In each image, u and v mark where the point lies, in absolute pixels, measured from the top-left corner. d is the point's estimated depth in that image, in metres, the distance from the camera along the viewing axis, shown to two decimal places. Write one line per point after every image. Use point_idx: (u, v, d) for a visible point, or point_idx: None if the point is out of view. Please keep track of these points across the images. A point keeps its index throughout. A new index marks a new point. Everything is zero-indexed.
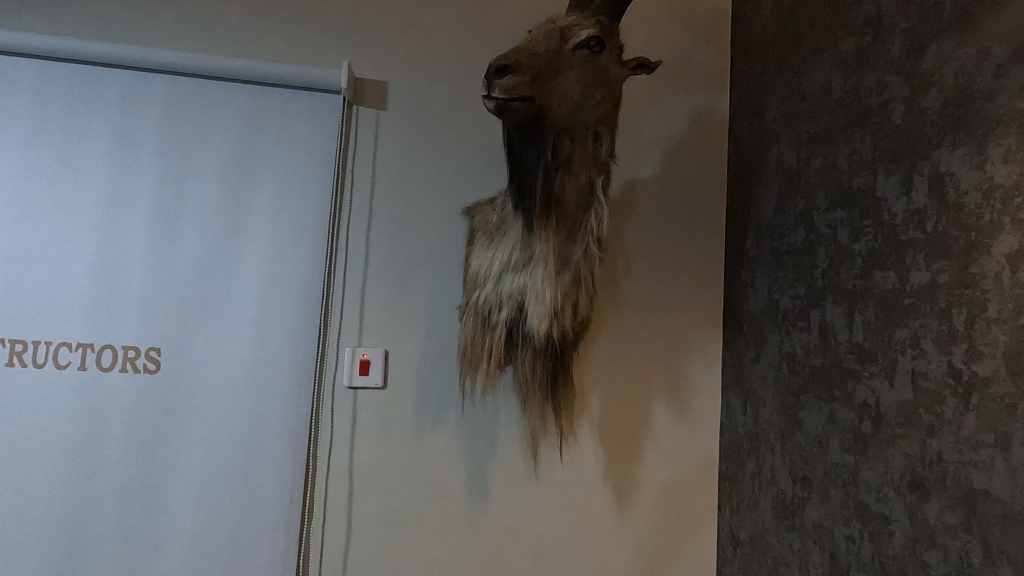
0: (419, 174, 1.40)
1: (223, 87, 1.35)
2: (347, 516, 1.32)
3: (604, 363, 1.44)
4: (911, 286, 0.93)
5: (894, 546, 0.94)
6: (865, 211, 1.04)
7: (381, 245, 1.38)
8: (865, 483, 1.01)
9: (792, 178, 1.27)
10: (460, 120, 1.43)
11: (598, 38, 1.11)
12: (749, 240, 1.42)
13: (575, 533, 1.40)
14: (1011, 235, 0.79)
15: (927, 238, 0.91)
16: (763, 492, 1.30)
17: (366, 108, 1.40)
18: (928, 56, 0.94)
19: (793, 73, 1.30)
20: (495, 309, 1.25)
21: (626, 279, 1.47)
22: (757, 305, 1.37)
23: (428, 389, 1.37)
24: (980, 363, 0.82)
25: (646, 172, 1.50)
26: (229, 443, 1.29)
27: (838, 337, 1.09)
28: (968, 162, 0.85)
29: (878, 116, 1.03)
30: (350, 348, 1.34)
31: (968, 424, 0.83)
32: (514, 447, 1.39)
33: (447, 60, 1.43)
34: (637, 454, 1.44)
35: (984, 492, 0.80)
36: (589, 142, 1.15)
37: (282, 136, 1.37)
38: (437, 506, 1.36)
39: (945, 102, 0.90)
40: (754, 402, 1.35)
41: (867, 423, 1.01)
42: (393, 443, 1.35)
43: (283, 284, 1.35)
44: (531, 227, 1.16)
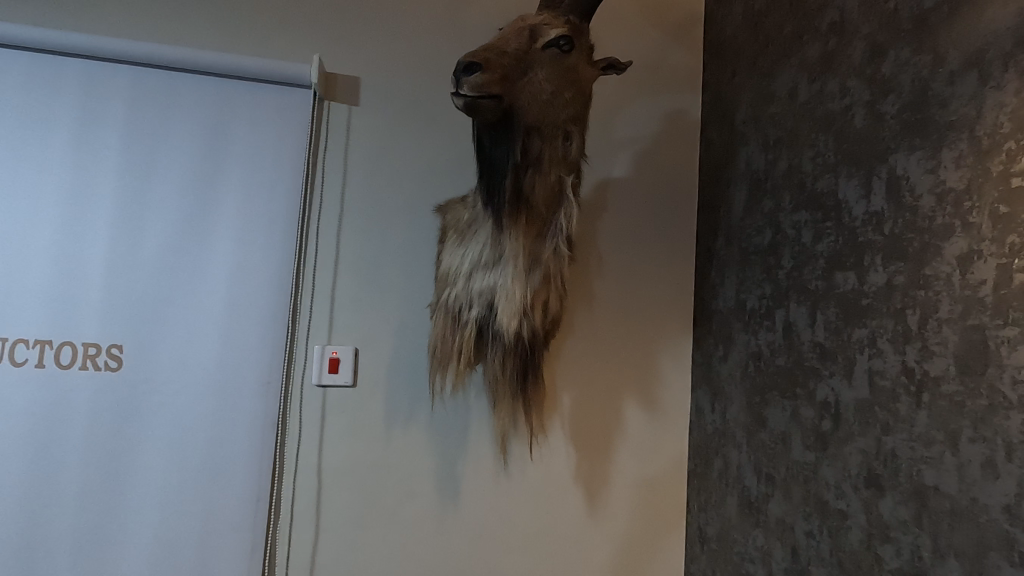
0: (391, 171, 1.39)
1: (191, 79, 1.33)
2: (315, 516, 1.31)
3: (575, 362, 1.45)
4: (869, 287, 0.96)
5: (850, 541, 0.96)
6: (827, 213, 1.06)
7: (352, 243, 1.37)
8: (825, 479, 1.03)
9: (759, 180, 1.29)
10: (432, 117, 1.42)
11: (567, 38, 1.12)
12: (719, 241, 1.44)
13: (545, 531, 1.41)
14: (962, 238, 0.81)
15: (885, 240, 0.93)
16: (729, 490, 1.32)
17: (338, 103, 1.38)
18: (888, 62, 0.96)
19: (761, 77, 1.32)
20: (465, 307, 1.24)
21: (598, 279, 1.48)
22: (726, 304, 1.39)
23: (399, 388, 1.36)
24: (932, 362, 0.84)
25: (618, 172, 1.51)
26: (194, 443, 1.27)
27: (802, 337, 1.11)
28: (923, 166, 0.88)
29: (841, 120, 1.05)
30: (319, 346, 1.33)
31: (920, 421, 0.85)
32: (485, 445, 1.39)
33: (420, 56, 1.42)
34: (607, 452, 1.45)
35: (934, 488, 0.82)
36: (559, 141, 1.15)
37: (250, 129, 1.34)
38: (407, 505, 1.35)
39: (903, 108, 0.92)
40: (721, 400, 1.37)
41: (827, 420, 1.03)
42: (362, 442, 1.34)
43: (251, 281, 1.33)
44: (500, 226, 1.16)
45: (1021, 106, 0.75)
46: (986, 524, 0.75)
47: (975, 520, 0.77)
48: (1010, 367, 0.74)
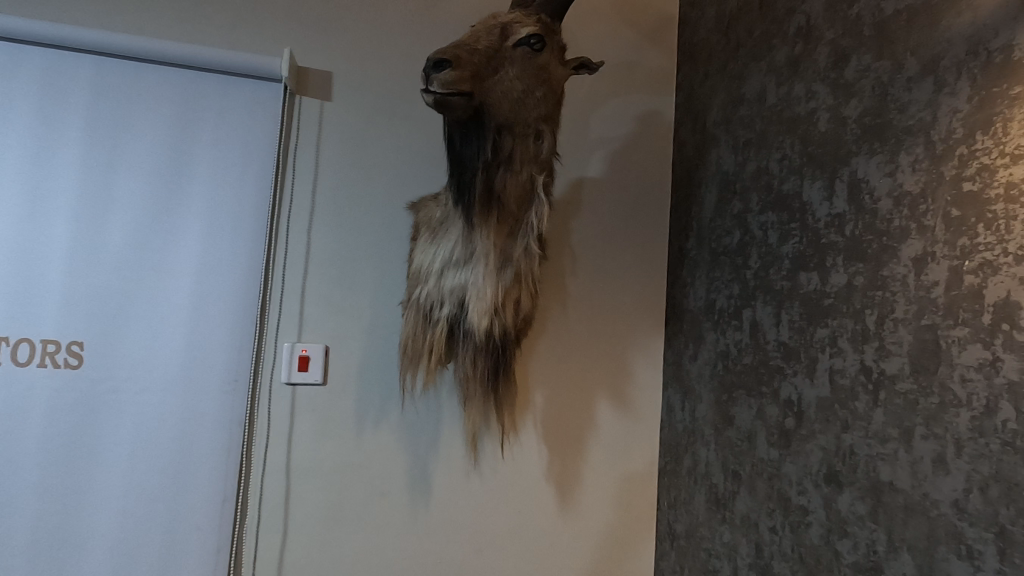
0: (363, 168, 1.38)
1: (158, 71, 1.30)
2: (283, 515, 1.29)
3: (547, 361, 1.45)
4: (831, 288, 0.97)
5: (811, 536, 0.98)
6: (792, 215, 1.08)
7: (323, 239, 1.35)
8: (788, 476, 1.04)
9: (729, 181, 1.30)
10: (405, 114, 1.41)
11: (539, 36, 1.12)
12: (690, 241, 1.46)
13: (517, 529, 1.41)
14: (917, 240, 0.83)
15: (846, 241, 0.95)
16: (697, 487, 1.33)
17: (309, 97, 1.36)
18: (850, 67, 0.98)
19: (731, 80, 1.34)
20: (437, 305, 1.24)
21: (571, 278, 1.48)
22: (696, 304, 1.40)
23: (369, 386, 1.35)
24: (888, 361, 0.86)
25: (592, 172, 1.51)
26: (158, 443, 1.24)
27: (767, 335, 1.13)
28: (882, 170, 0.90)
29: (806, 123, 1.07)
30: (289, 344, 1.31)
31: (877, 419, 0.87)
32: (457, 442, 1.39)
33: (394, 52, 1.41)
34: (579, 450, 1.46)
35: (889, 484, 0.84)
36: (530, 140, 1.15)
37: (219, 124, 1.32)
38: (378, 504, 1.34)
39: (864, 113, 0.94)
40: (691, 398, 1.39)
41: (791, 418, 1.05)
42: (332, 441, 1.33)
43: (219, 278, 1.30)
44: (471, 224, 1.16)
45: (972, 113, 0.77)
46: (937, 518, 0.77)
47: (926, 514, 0.79)
48: (960, 366, 0.76)
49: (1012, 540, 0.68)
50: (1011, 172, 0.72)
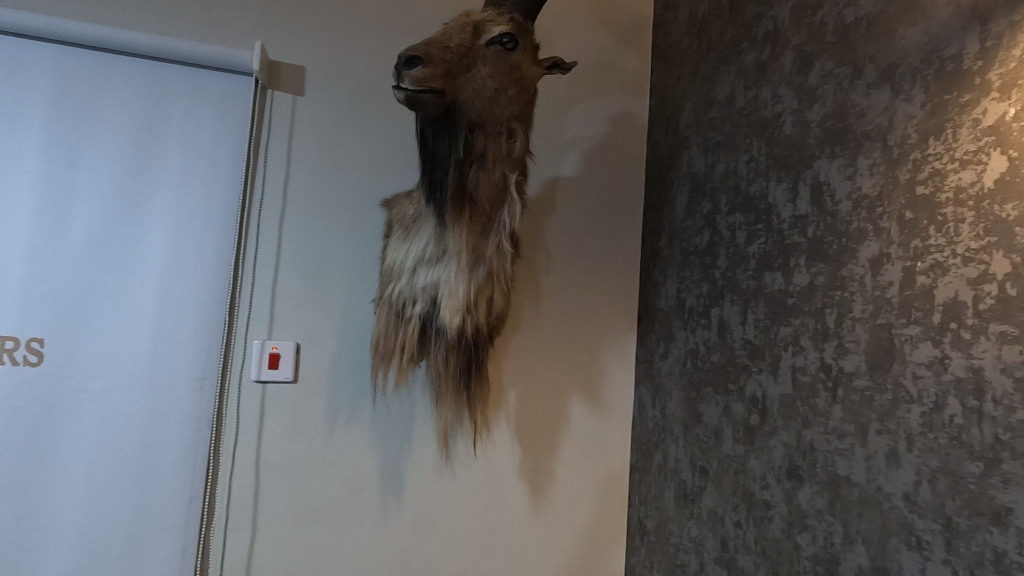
0: (336, 164, 1.37)
1: (124, 61, 1.27)
2: (252, 515, 1.28)
3: (521, 359, 1.46)
4: (794, 288, 1.00)
5: (773, 530, 1.00)
6: (759, 216, 1.11)
7: (294, 236, 1.34)
8: (752, 471, 1.07)
9: (699, 183, 1.33)
10: (380, 111, 1.40)
11: (511, 35, 1.12)
12: (662, 240, 1.48)
13: (490, 526, 1.42)
14: (874, 241, 0.86)
15: (808, 242, 0.98)
16: (667, 483, 1.35)
17: (281, 92, 1.34)
18: (814, 73, 1.00)
19: (702, 83, 1.36)
20: (409, 303, 1.24)
21: (545, 276, 1.49)
22: (667, 303, 1.42)
23: (342, 384, 1.34)
24: (847, 359, 0.88)
25: (567, 171, 1.52)
26: (122, 443, 1.22)
27: (734, 334, 1.15)
28: (842, 173, 0.92)
29: (772, 126, 1.09)
30: (259, 341, 1.30)
31: (835, 415, 0.90)
32: (429, 440, 1.39)
33: (368, 47, 1.40)
34: (552, 448, 1.47)
35: (846, 478, 0.87)
36: (502, 139, 1.16)
37: (188, 117, 1.30)
38: (349, 502, 1.33)
39: (826, 117, 0.96)
40: (662, 395, 1.41)
41: (755, 415, 1.07)
42: (302, 439, 1.31)
43: (187, 274, 1.28)
44: (444, 222, 1.16)
45: (925, 119, 0.80)
46: (889, 511, 0.80)
47: (879, 507, 0.81)
48: (912, 364, 0.78)
49: (957, 531, 0.71)
50: (960, 177, 0.75)
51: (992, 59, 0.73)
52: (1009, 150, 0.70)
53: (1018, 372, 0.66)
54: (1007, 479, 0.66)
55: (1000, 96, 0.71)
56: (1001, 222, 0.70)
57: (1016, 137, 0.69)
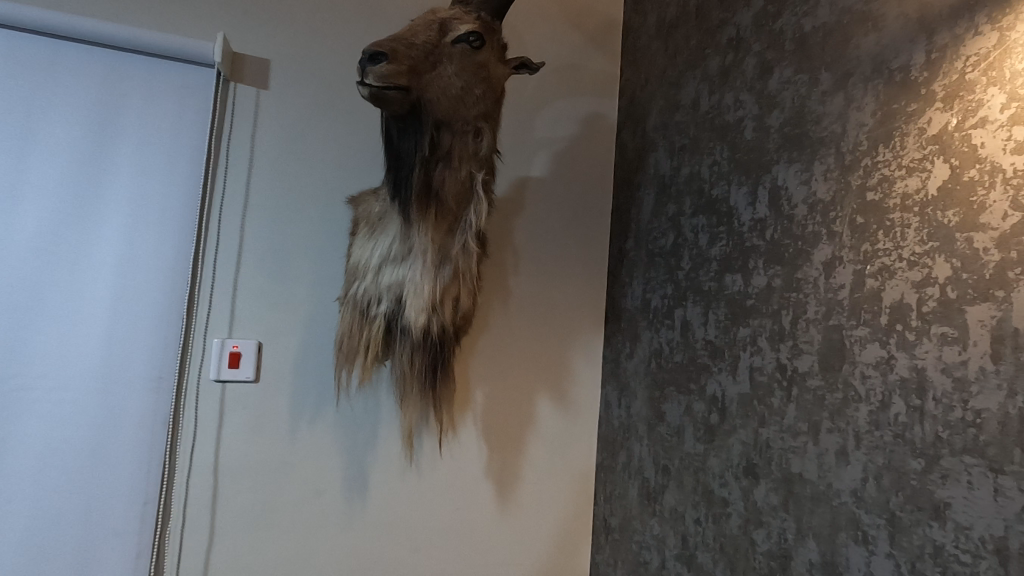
0: (301, 160, 1.34)
1: (78, 49, 1.22)
2: (210, 518, 1.24)
3: (487, 358, 1.45)
4: (753, 289, 1.02)
5: (730, 526, 1.02)
6: (721, 218, 1.13)
7: (257, 232, 1.31)
8: (712, 469, 1.09)
9: (665, 185, 1.35)
10: (346, 107, 1.38)
11: (477, 34, 1.12)
12: (629, 242, 1.49)
13: (455, 527, 1.41)
14: (827, 245, 0.88)
15: (766, 245, 1.00)
16: (631, 481, 1.37)
17: (245, 85, 1.31)
18: (774, 79, 1.03)
19: (669, 87, 1.38)
20: (374, 302, 1.23)
21: (513, 276, 1.49)
22: (633, 303, 1.44)
23: (304, 384, 1.32)
24: (801, 359, 0.91)
25: (536, 171, 1.53)
26: (72, 445, 1.18)
27: (696, 334, 1.17)
28: (799, 178, 0.94)
29: (734, 131, 1.11)
30: (219, 340, 1.26)
31: (790, 414, 0.92)
32: (394, 440, 1.38)
33: (335, 42, 1.38)
34: (519, 447, 1.48)
35: (799, 475, 0.89)
36: (469, 138, 1.16)
37: (146, 108, 1.26)
38: (311, 504, 1.31)
39: (785, 122, 0.99)
40: (627, 395, 1.43)
41: (714, 414, 1.09)
42: (264, 440, 1.29)
43: (144, 270, 1.24)
44: (409, 220, 1.16)
45: (876, 127, 0.83)
46: (838, 506, 0.82)
47: (829, 503, 0.84)
48: (861, 364, 0.81)
49: (900, 525, 0.74)
50: (906, 184, 0.78)
51: (937, 70, 0.76)
52: (951, 158, 0.73)
53: (957, 372, 0.69)
54: (945, 474, 0.69)
55: (944, 106, 0.74)
56: (943, 228, 0.72)
57: (958, 146, 0.72)
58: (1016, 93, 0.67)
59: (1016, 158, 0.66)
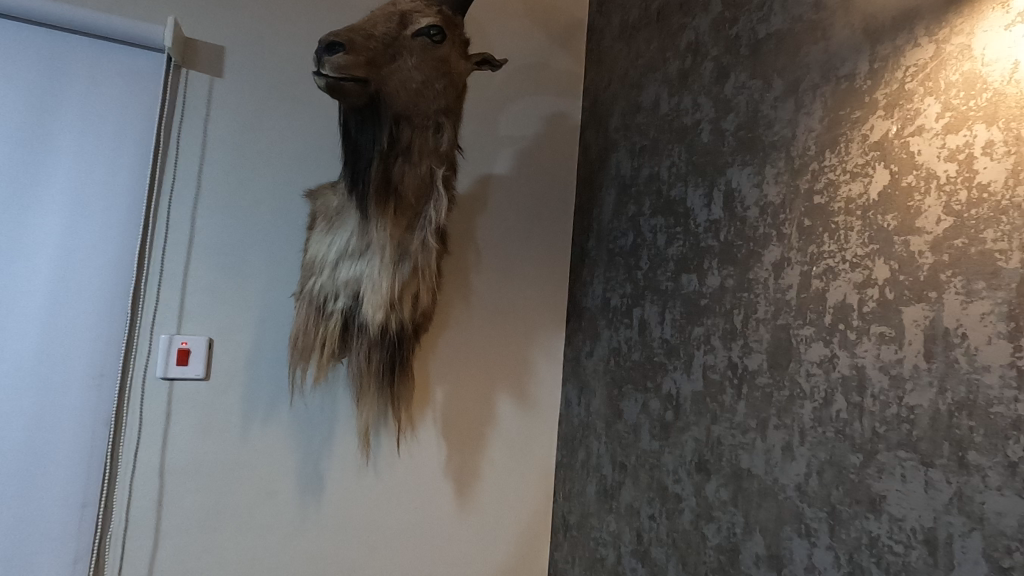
0: (257, 151, 1.30)
1: (15, 27, 1.15)
2: (154, 521, 1.19)
3: (448, 356, 1.44)
4: (707, 289, 1.04)
5: (683, 522, 1.04)
6: (678, 219, 1.14)
7: (209, 224, 1.26)
8: (666, 466, 1.10)
9: (626, 185, 1.36)
10: (305, 98, 1.35)
11: (439, 28, 1.11)
12: (590, 241, 1.50)
13: (413, 527, 1.39)
14: (777, 246, 0.90)
15: (720, 245, 1.02)
16: (590, 479, 1.38)
17: (197, 71, 1.26)
18: (729, 84, 1.05)
19: (631, 88, 1.39)
20: (331, 298, 1.21)
21: (474, 273, 1.48)
22: (594, 302, 1.45)
23: (257, 382, 1.28)
24: (750, 357, 0.93)
25: (499, 169, 1.52)
26: (4, 446, 1.11)
27: (653, 333, 1.19)
28: (751, 180, 0.97)
29: (692, 133, 1.13)
30: (166, 336, 1.21)
31: (740, 411, 0.94)
32: (351, 440, 1.35)
33: (293, 31, 1.35)
34: (478, 446, 1.47)
35: (747, 470, 0.91)
36: (429, 133, 1.15)
37: (91, 92, 1.20)
38: (264, 505, 1.27)
39: (739, 126, 1.01)
40: (587, 393, 1.44)
41: (669, 411, 1.11)
42: (214, 440, 1.24)
43: (86, 262, 1.19)
44: (367, 215, 1.13)
45: (823, 132, 0.85)
46: (783, 501, 0.85)
47: (775, 497, 0.86)
48: (806, 362, 0.84)
49: (840, 517, 0.77)
50: (850, 188, 0.80)
51: (879, 79, 0.79)
52: (891, 165, 0.76)
53: (894, 369, 0.72)
54: (881, 468, 0.72)
55: (885, 114, 0.77)
56: (882, 231, 0.75)
57: (897, 152, 0.75)
58: (950, 103, 0.70)
59: (949, 165, 0.69)
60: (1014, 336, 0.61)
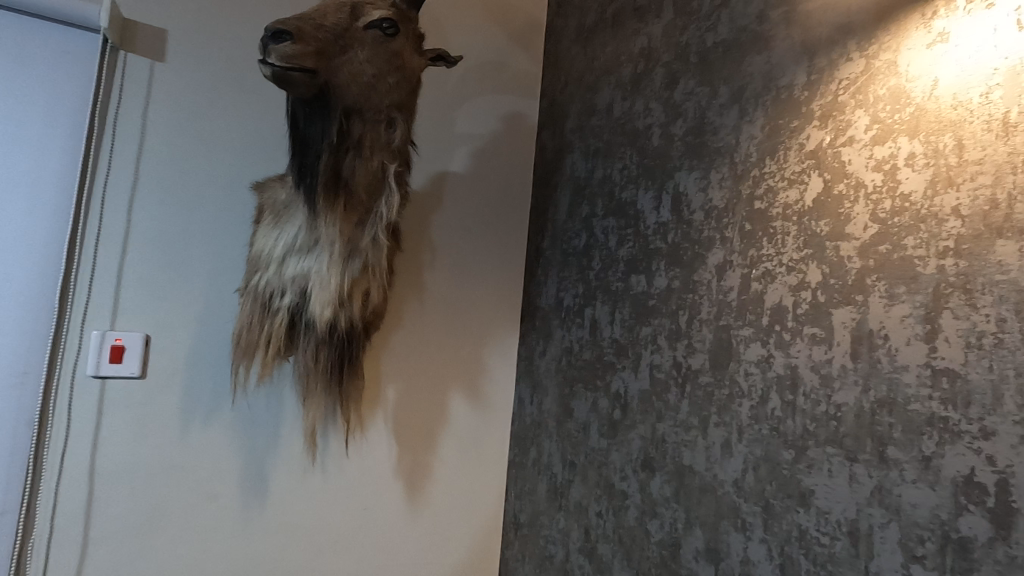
0: (200, 140, 1.25)
1: None
2: (83, 527, 1.13)
3: (399, 355, 1.42)
4: (655, 290, 1.06)
5: (628, 518, 1.06)
6: (629, 221, 1.16)
7: (148, 215, 1.20)
8: (614, 464, 1.12)
9: (580, 186, 1.37)
10: (253, 88, 1.31)
11: (391, 21, 1.09)
12: (545, 241, 1.51)
13: (362, 529, 1.37)
14: (720, 249, 0.93)
15: (668, 247, 1.04)
16: (540, 477, 1.39)
17: (137, 54, 1.20)
18: (679, 90, 1.07)
19: (586, 91, 1.41)
20: (277, 294, 1.17)
21: (428, 271, 1.46)
22: (547, 302, 1.45)
23: (197, 380, 1.23)
24: (694, 357, 0.95)
25: (455, 167, 1.51)
26: None
27: (603, 333, 1.20)
28: (698, 185, 0.99)
29: (643, 137, 1.16)
30: (99, 332, 1.15)
31: (683, 409, 0.96)
32: (297, 440, 1.31)
33: (241, 17, 1.30)
34: (430, 446, 1.46)
35: (689, 467, 0.94)
36: (382, 127, 1.13)
37: (17, 73, 1.12)
38: (203, 509, 1.23)
39: (687, 131, 1.03)
40: (539, 391, 1.45)
41: (618, 410, 1.13)
42: (149, 441, 1.19)
43: (10, 254, 1.12)
44: (316, 209, 1.11)
45: (764, 140, 0.88)
46: (722, 496, 0.87)
47: (714, 493, 0.89)
48: (745, 362, 0.86)
49: (773, 512, 0.80)
50: (788, 194, 0.84)
51: (815, 91, 0.82)
52: (824, 173, 0.79)
53: (824, 369, 0.76)
54: (811, 464, 0.76)
55: (820, 124, 0.81)
56: (816, 236, 0.79)
57: (830, 161, 0.79)
58: (877, 116, 0.74)
59: (876, 175, 0.73)
60: (930, 338, 0.65)
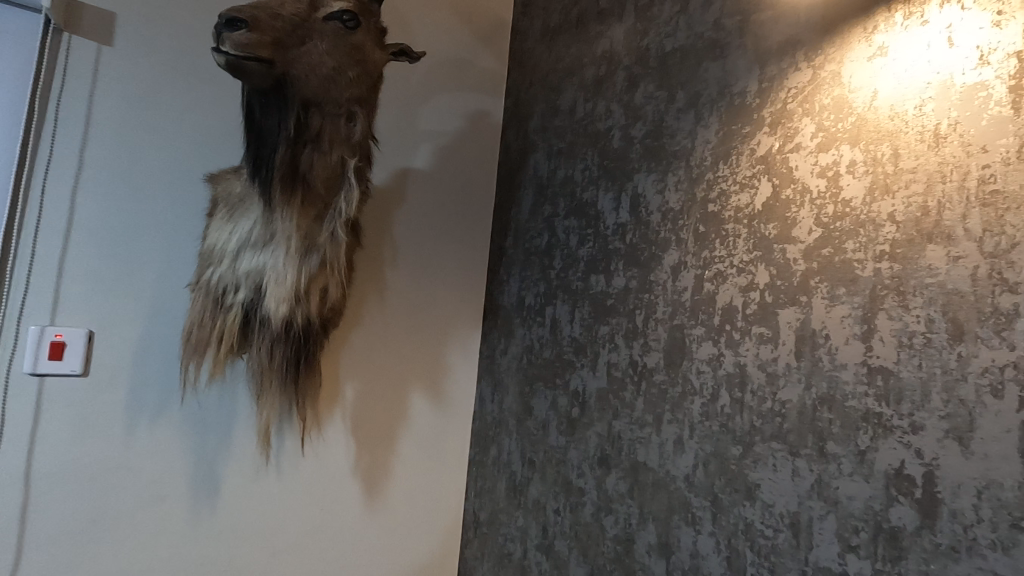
0: (150, 128, 1.21)
1: None
2: (17, 532, 1.07)
3: (358, 353, 1.40)
4: (613, 289, 1.08)
5: (585, 514, 1.08)
6: (589, 221, 1.18)
7: (93, 205, 1.15)
8: (571, 461, 1.13)
9: (542, 186, 1.38)
10: (207, 76, 1.26)
11: (352, 14, 1.08)
12: (508, 240, 1.51)
13: (318, 530, 1.34)
14: (675, 251, 0.95)
15: (626, 248, 1.06)
16: (500, 475, 1.39)
17: (81, 37, 1.15)
18: (639, 93, 1.09)
19: (550, 91, 1.42)
20: (231, 289, 1.14)
21: (388, 269, 1.45)
22: (509, 301, 1.46)
23: (145, 378, 1.18)
24: (649, 355, 0.97)
25: (418, 163, 1.50)
26: None
27: (563, 331, 1.21)
28: (655, 187, 1.01)
29: (604, 139, 1.17)
30: (37, 327, 1.09)
31: (638, 406, 0.98)
32: (250, 440, 1.28)
33: (195, 3, 1.26)
34: (389, 445, 1.44)
35: (643, 463, 0.95)
36: (342, 121, 1.11)
37: None
38: (150, 511, 1.18)
39: (646, 134, 1.05)
40: (500, 390, 1.45)
41: (576, 408, 1.14)
42: (92, 442, 1.14)
43: None
44: (272, 203, 1.08)
45: (718, 144, 0.91)
46: (673, 491, 0.89)
47: (667, 488, 0.91)
48: (697, 361, 0.88)
49: (721, 506, 0.82)
50: (739, 198, 0.86)
51: (766, 98, 0.85)
52: (773, 178, 0.82)
53: (770, 367, 0.78)
54: (757, 459, 0.78)
55: (770, 130, 0.84)
56: (765, 239, 0.81)
57: (779, 167, 0.81)
58: (822, 124, 0.77)
59: (820, 181, 0.76)
60: (867, 337, 0.68)
